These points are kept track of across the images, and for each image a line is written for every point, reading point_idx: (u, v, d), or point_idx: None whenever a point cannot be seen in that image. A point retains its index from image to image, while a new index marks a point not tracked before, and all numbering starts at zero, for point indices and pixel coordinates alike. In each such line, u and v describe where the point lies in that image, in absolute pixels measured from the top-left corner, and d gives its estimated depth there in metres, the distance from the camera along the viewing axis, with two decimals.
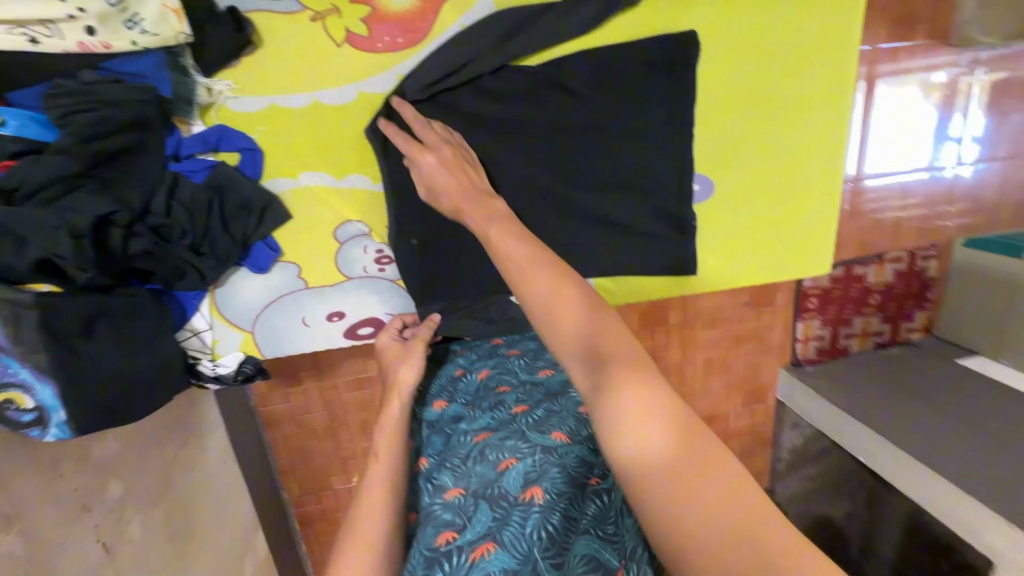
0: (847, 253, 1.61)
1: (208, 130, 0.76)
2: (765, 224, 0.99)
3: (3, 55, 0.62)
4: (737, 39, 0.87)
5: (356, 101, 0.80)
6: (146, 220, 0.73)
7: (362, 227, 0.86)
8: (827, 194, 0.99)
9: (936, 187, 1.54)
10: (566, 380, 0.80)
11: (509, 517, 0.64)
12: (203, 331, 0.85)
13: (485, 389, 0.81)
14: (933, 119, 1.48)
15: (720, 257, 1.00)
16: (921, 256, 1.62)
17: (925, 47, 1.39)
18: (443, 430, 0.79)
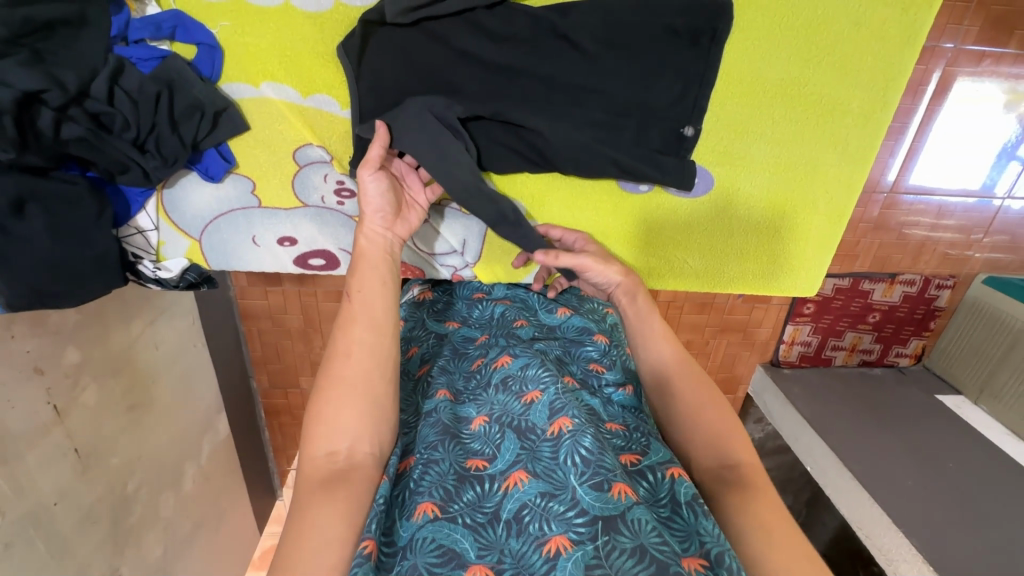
0: (861, 265, 1.51)
1: (163, 15, 0.69)
2: (757, 232, 0.91)
3: None
4: (781, 19, 0.74)
5: (332, 13, 0.71)
6: (85, 104, 0.67)
7: (323, 153, 0.80)
8: (833, 217, 0.89)
9: (977, 214, 1.43)
10: (579, 328, 0.91)
11: (539, 449, 0.67)
12: (148, 231, 0.82)
13: (503, 318, 0.91)
14: (1006, 136, 1.34)
15: (707, 258, 0.94)
16: (936, 284, 1.52)
17: (1016, 59, 1.26)
18: (454, 343, 0.87)
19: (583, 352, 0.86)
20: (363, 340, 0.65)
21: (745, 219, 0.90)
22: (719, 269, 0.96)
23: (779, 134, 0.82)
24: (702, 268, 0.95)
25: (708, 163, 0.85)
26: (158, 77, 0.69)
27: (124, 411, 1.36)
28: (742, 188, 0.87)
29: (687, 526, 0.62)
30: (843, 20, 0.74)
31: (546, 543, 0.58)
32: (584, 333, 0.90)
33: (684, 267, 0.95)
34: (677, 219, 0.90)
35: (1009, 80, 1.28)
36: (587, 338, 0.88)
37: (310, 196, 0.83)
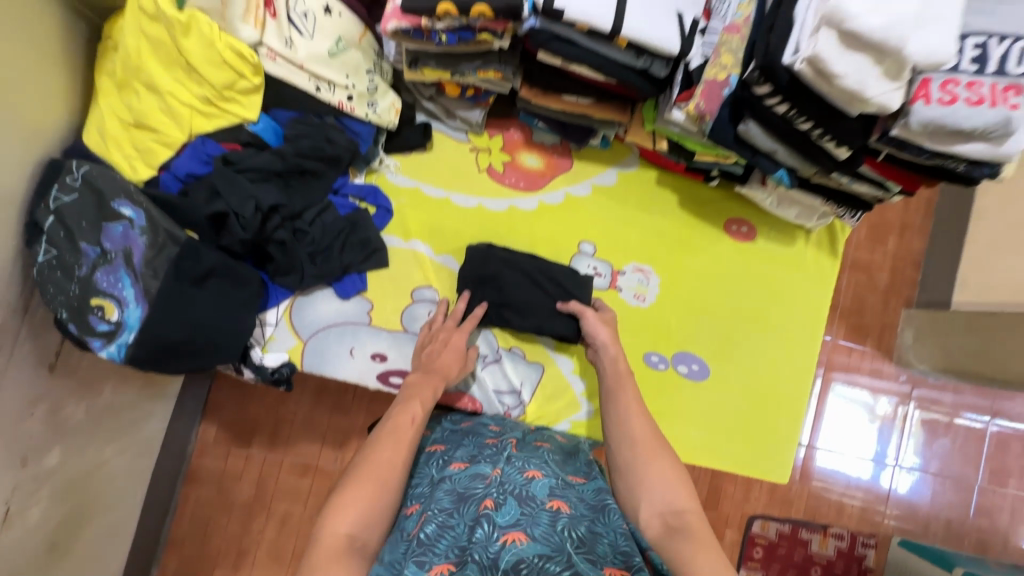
0: (796, 512, 1.58)
1: (365, 185, 1.01)
2: (740, 415, 1.14)
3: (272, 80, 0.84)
4: (752, 272, 1.17)
5: (473, 208, 1.06)
6: (295, 221, 0.91)
7: (435, 294, 1.04)
8: (795, 415, 1.16)
9: (877, 487, 1.60)
10: (578, 447, 0.93)
11: (537, 516, 0.66)
12: (268, 324, 0.97)
13: (511, 424, 0.95)
14: (879, 434, 1.61)
15: (705, 436, 1.14)
16: (862, 541, 1.57)
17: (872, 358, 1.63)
18: (459, 435, 0.88)
19: (580, 460, 0.87)
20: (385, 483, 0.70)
21: (735, 401, 1.15)
22: (715, 447, 1.14)
23: (755, 343, 1.16)
24: (704, 442, 1.13)
25: (704, 355, 1.15)
26: (348, 219, 0.97)
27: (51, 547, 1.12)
28: (730, 375, 1.15)
29: None
30: (787, 280, 1.18)
31: None
32: (578, 448, 0.92)
33: (690, 444, 1.13)
34: (684, 392, 1.13)
35: (871, 393, 1.62)
36: (582, 452, 0.91)
37: (415, 326, 1.02)
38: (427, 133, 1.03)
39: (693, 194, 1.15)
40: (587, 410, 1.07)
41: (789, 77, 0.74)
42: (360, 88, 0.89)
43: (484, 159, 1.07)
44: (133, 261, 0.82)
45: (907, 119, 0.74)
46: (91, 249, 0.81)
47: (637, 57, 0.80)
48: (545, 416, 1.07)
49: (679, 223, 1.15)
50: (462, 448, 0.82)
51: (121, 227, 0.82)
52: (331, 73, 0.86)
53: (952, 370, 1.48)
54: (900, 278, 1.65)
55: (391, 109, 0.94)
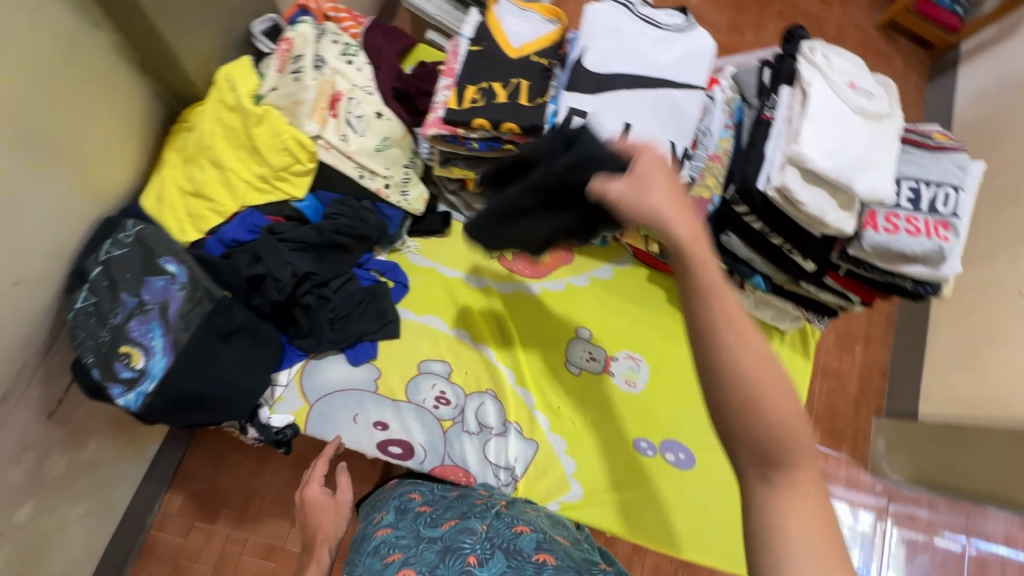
0: None
1: (387, 262, 1.10)
2: (723, 507, 1.14)
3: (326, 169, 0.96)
4: None
5: (484, 289, 1.16)
6: (321, 288, 0.99)
7: (441, 367, 1.10)
8: None
9: None
10: (561, 524, 0.94)
11: (523, 567, 0.65)
12: (279, 385, 1.00)
13: (502, 496, 0.95)
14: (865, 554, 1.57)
15: (688, 526, 1.13)
16: None
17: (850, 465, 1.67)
18: (447, 500, 0.88)
19: (570, 537, 0.86)
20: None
21: (719, 493, 1.15)
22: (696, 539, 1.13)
23: None
24: (687, 534, 1.13)
25: (690, 443, 1.18)
26: (370, 291, 1.05)
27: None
28: (716, 465, 1.17)
29: None
30: None
31: None
32: (564, 527, 0.93)
33: (673, 534, 1.12)
34: (669, 479, 1.15)
35: (852, 505, 1.62)
36: (570, 532, 0.91)
37: (418, 397, 1.07)
38: (447, 221, 1.15)
39: (680, 292, 1.28)
40: (578, 492, 1.11)
41: (762, 199, 0.89)
42: (396, 179, 1.02)
43: (495, 247, 1.19)
44: (168, 314, 0.87)
45: (860, 242, 0.89)
46: (130, 299, 0.86)
47: None
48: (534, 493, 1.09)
49: (667, 317, 1.26)
50: (449, 511, 0.82)
51: (163, 282, 0.88)
52: (373, 165, 0.99)
53: (923, 477, 1.57)
54: (869, 386, 1.74)
55: (419, 198, 1.07)
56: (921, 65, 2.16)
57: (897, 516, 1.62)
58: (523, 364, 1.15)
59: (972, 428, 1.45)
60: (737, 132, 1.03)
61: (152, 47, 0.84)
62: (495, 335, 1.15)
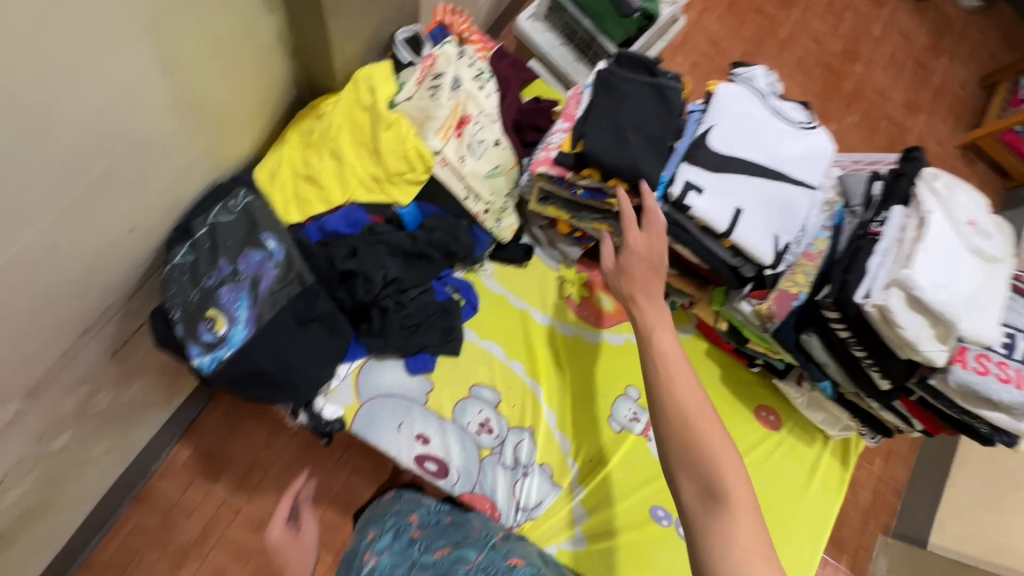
0: None
1: (462, 280, 1.12)
2: None
3: (438, 181, 0.98)
4: (766, 462, 1.24)
5: (547, 327, 1.17)
6: (400, 295, 1.01)
7: (491, 395, 1.11)
8: None
9: None
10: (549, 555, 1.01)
11: None
12: (337, 376, 1.02)
13: (495, 526, 1.00)
14: None
15: None
16: None
17: None
18: (441, 525, 0.92)
19: (555, 564, 0.94)
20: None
21: None
22: None
23: None
24: None
25: None
26: (442, 305, 1.07)
27: None
28: None
29: None
30: (795, 478, 1.26)
31: None
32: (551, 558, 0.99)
33: None
34: None
35: None
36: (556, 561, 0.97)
37: (463, 419, 1.08)
38: (528, 254, 1.17)
39: (734, 372, 1.27)
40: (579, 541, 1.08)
41: (856, 311, 0.89)
42: (496, 205, 1.04)
43: (567, 289, 1.20)
44: (258, 289, 0.90)
45: (946, 374, 0.87)
46: (226, 266, 0.90)
47: (734, 256, 0.96)
48: (549, 535, 1.08)
49: (715, 394, 1.25)
50: (441, 537, 0.87)
51: (260, 256, 0.91)
52: (479, 188, 1.01)
53: None
54: (880, 502, 1.70)
55: (511, 228, 1.09)
56: (995, 193, 2.16)
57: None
58: (569, 409, 1.14)
59: (984, 573, 1.39)
60: (834, 235, 1.03)
61: (310, 33, 0.87)
62: (548, 374, 1.15)
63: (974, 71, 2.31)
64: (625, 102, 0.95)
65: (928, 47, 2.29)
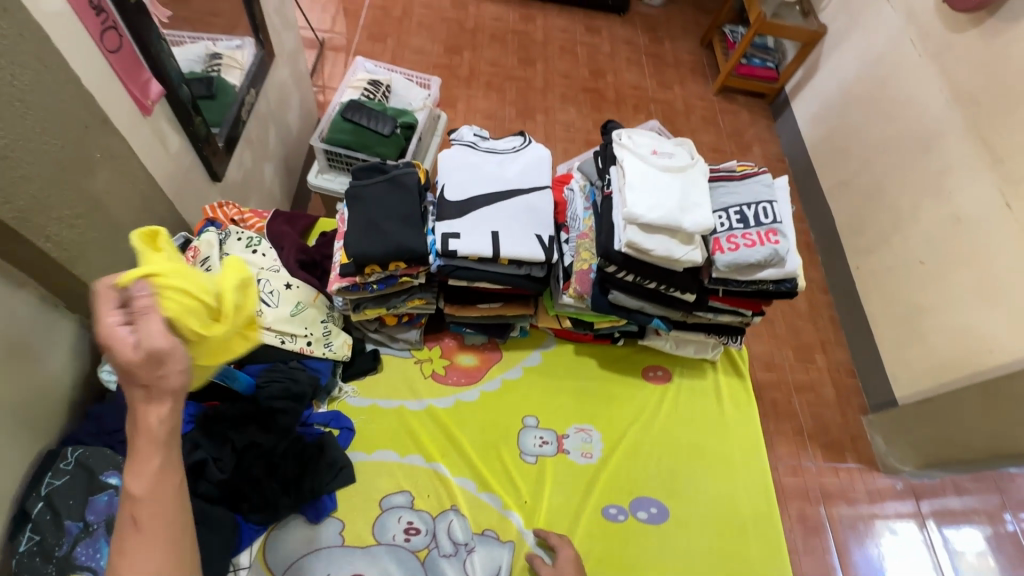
0: None
1: (328, 412, 1.16)
2: (709, 549, 1.17)
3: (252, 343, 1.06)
4: (680, 413, 1.32)
5: (425, 409, 1.22)
6: (269, 457, 1.02)
7: (404, 498, 1.11)
8: (761, 539, 1.19)
9: None
10: None
11: None
12: (241, 568, 0.99)
13: None
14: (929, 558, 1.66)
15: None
16: None
17: (862, 470, 1.81)
18: None
19: None
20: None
21: (699, 541, 1.17)
22: None
23: (702, 479, 1.25)
24: None
25: (663, 500, 1.21)
26: (317, 443, 1.08)
27: None
28: (691, 513, 1.20)
29: None
30: (710, 411, 1.33)
31: None
32: None
33: None
34: (651, 541, 1.16)
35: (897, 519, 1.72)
36: None
37: (387, 534, 1.07)
38: (377, 357, 1.24)
39: (607, 354, 1.38)
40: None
41: (622, 255, 1.04)
42: (316, 333, 1.13)
43: (428, 367, 1.27)
44: (115, 527, 0.89)
45: (715, 265, 1.03)
46: (74, 524, 0.88)
47: (519, 267, 1.10)
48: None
49: (602, 380, 1.34)
50: None
51: (105, 497, 0.91)
52: (291, 328, 1.09)
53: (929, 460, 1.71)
54: (846, 390, 1.98)
55: (344, 344, 1.17)
56: (764, 112, 2.63)
57: (933, 511, 1.74)
58: (482, 469, 1.17)
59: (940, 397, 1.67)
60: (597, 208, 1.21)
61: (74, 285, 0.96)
62: (448, 448, 1.19)
63: (694, 38, 2.85)
64: (372, 200, 1.12)
65: (651, 41, 2.80)
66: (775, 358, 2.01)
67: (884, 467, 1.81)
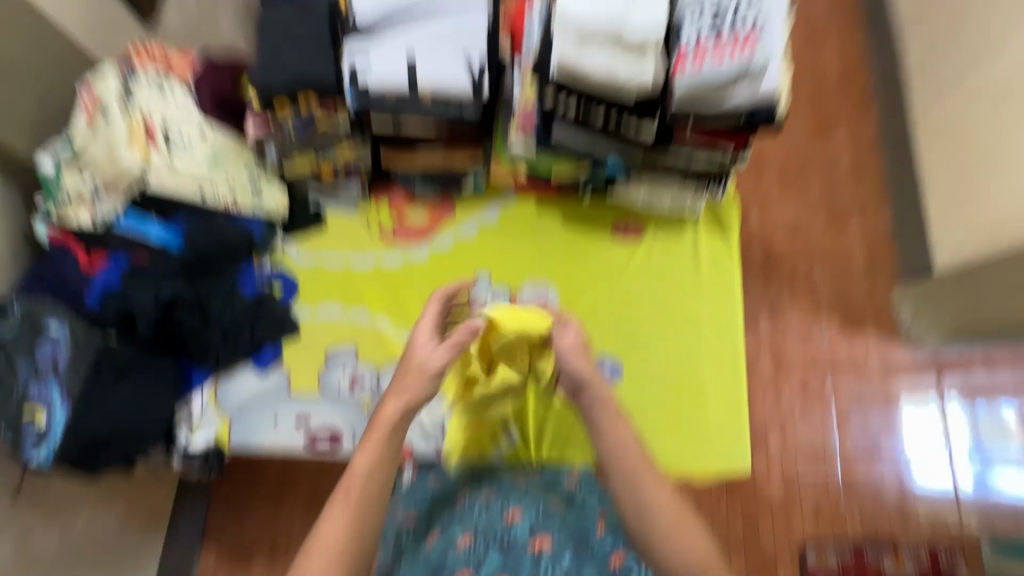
0: (853, 531, 1.58)
1: (270, 268, 1.14)
2: (660, 406, 1.14)
3: (171, 196, 1.02)
4: (648, 272, 1.21)
5: (371, 266, 1.17)
6: (204, 310, 1.04)
7: (348, 351, 1.12)
8: (719, 399, 1.14)
9: (985, 494, 1.58)
10: (564, 484, 0.99)
11: None
12: (195, 407, 1.05)
13: (491, 485, 0.97)
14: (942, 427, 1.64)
15: (628, 437, 1.12)
16: (944, 552, 1.55)
17: (885, 342, 1.70)
18: (447, 505, 0.96)
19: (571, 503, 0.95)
20: (334, 519, 0.77)
21: (651, 399, 1.14)
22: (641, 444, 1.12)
23: (664, 340, 1.17)
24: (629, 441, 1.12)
25: (616, 358, 1.16)
26: (255, 299, 1.09)
27: None
28: (645, 372, 1.16)
29: None
30: (684, 270, 1.22)
31: None
32: (554, 485, 0.98)
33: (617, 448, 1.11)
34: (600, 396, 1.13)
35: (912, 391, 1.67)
36: (559, 487, 0.98)
37: (331, 384, 1.09)
38: (318, 211, 1.18)
39: (574, 209, 1.24)
40: (514, 435, 1.07)
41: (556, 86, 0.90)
42: (241, 187, 1.08)
43: (374, 222, 1.20)
44: (62, 370, 0.93)
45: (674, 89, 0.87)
46: (24, 364, 0.91)
47: (448, 103, 0.95)
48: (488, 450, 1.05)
49: (564, 237, 1.23)
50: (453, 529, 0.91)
51: (50, 344, 0.93)
52: (211, 180, 1.05)
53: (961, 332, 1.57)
54: (881, 257, 1.75)
55: (278, 201, 1.13)
56: None
57: (962, 387, 1.66)
58: None
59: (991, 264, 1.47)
60: None
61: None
62: (394, 305, 1.15)
63: None
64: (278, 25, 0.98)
65: None
66: (801, 224, 1.79)
67: (909, 337, 1.69)
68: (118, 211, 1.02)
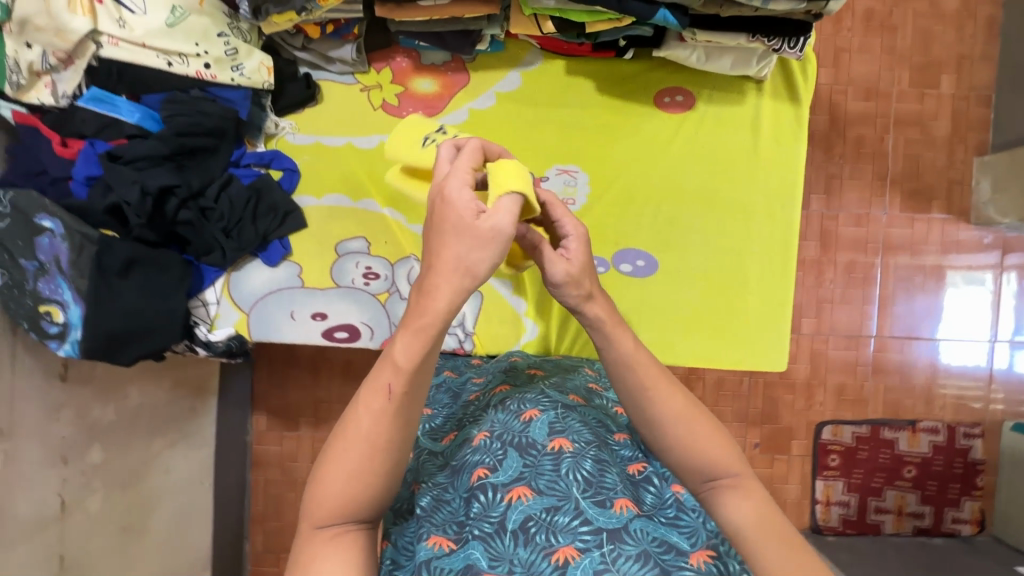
0: (875, 412, 1.58)
1: (266, 152, 1.03)
2: (695, 301, 1.04)
3: (140, 68, 0.89)
4: (698, 149, 1.04)
5: (378, 147, 1.04)
6: (200, 201, 0.95)
7: (360, 244, 1.04)
8: (762, 293, 1.04)
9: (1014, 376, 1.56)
10: (571, 362, 0.89)
11: (541, 465, 0.63)
12: (211, 303, 1.03)
13: (497, 364, 0.90)
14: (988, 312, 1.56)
15: (657, 333, 1.03)
16: (963, 432, 1.56)
17: (949, 223, 1.54)
18: (449, 390, 0.86)
19: (579, 377, 0.84)
20: (372, 406, 0.53)
21: (686, 293, 1.04)
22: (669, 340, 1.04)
23: (704, 230, 1.04)
24: (659, 338, 1.03)
25: (653, 252, 1.04)
26: (253, 187, 0.99)
27: (133, 534, 1.26)
28: (682, 266, 1.04)
29: (694, 521, 0.60)
30: (739, 146, 1.03)
31: (556, 553, 0.56)
32: (575, 365, 0.89)
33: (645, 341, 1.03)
34: (627, 293, 1.03)
35: (969, 274, 1.55)
36: (578, 369, 0.87)
37: (345, 279, 1.03)
38: (311, 84, 1.03)
39: (610, 73, 1.04)
40: (534, 329, 1.07)
41: None
42: (215, 53, 0.92)
43: (377, 96, 1.04)
44: (66, 267, 0.88)
45: None
46: (29, 263, 0.87)
47: None
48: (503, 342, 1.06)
49: (597, 109, 1.04)
50: (454, 412, 0.79)
51: (48, 238, 0.87)
52: (178, 45, 0.90)
53: None
54: (966, 124, 1.53)
55: (261, 69, 0.96)
56: None
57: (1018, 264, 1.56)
58: None
59: None
60: None
61: None
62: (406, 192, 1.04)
63: None
64: None
65: None
66: (881, 82, 1.52)
67: (975, 218, 1.53)
68: (81, 88, 0.89)
